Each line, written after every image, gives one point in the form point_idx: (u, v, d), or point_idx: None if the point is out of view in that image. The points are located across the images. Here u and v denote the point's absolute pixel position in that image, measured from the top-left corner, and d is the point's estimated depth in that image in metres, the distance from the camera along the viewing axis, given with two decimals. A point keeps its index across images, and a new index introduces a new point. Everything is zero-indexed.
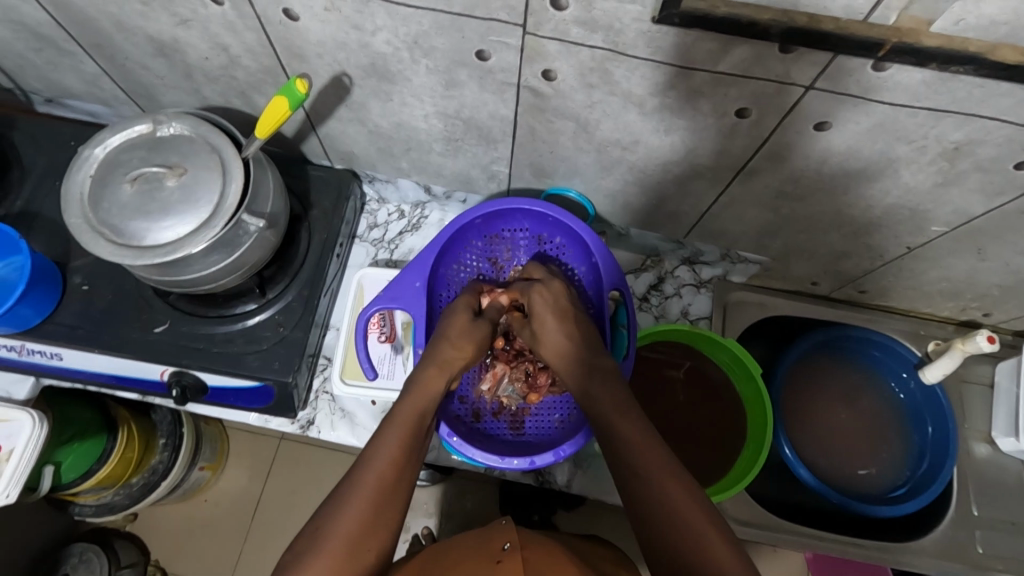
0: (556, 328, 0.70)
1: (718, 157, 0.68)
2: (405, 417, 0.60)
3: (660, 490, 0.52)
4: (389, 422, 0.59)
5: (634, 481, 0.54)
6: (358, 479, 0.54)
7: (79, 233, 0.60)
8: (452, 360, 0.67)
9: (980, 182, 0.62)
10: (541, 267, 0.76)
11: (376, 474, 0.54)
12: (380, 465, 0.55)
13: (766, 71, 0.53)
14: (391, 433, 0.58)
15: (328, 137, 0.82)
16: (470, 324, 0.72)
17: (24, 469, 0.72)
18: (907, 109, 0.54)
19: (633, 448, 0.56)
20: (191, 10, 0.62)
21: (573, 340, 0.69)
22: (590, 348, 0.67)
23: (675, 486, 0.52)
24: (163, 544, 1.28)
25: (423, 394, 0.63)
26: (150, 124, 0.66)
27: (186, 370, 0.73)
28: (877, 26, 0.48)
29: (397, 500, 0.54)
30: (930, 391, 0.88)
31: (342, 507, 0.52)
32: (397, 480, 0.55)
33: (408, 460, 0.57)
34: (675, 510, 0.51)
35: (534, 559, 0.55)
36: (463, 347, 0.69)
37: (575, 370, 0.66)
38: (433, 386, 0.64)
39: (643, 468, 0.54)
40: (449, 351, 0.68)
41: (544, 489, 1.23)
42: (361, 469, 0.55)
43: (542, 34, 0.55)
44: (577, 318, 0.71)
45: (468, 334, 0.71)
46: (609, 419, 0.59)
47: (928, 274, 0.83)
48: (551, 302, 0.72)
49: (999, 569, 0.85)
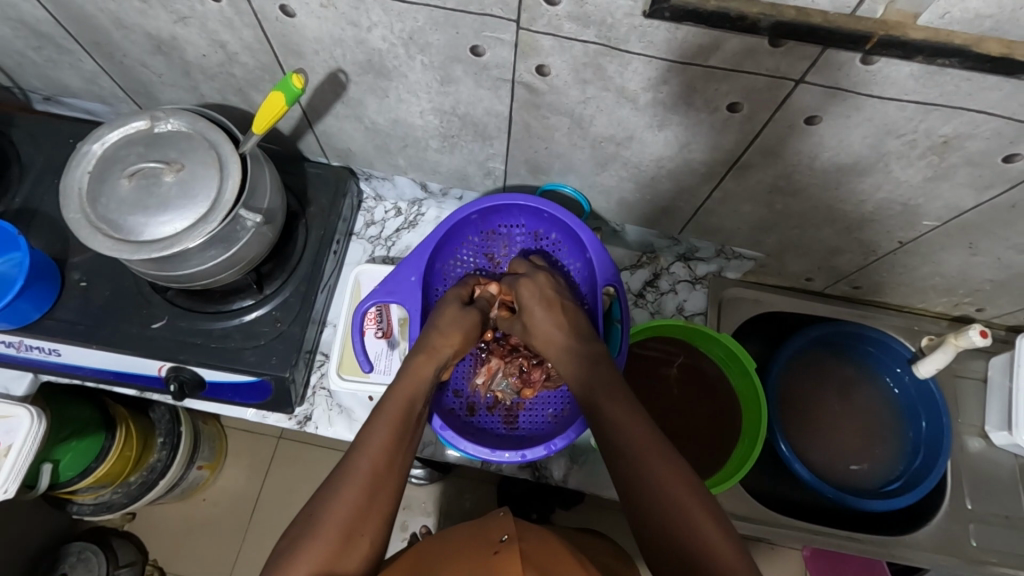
0: (545, 317, 0.70)
1: (711, 153, 0.69)
2: (399, 406, 0.60)
3: (654, 480, 0.53)
4: (383, 412, 0.59)
5: (630, 471, 0.54)
6: (352, 467, 0.54)
7: (77, 228, 0.61)
8: (440, 347, 0.68)
9: (970, 176, 0.63)
10: (524, 262, 0.77)
11: (370, 462, 0.55)
12: (375, 453, 0.55)
13: (757, 65, 0.54)
14: (384, 422, 0.58)
15: (325, 134, 0.83)
16: (458, 313, 0.72)
17: (23, 465, 0.72)
18: (897, 103, 0.55)
19: (626, 437, 0.56)
20: (188, 7, 0.63)
21: (563, 329, 0.69)
22: (580, 338, 0.68)
23: (670, 475, 0.53)
24: (161, 544, 1.28)
25: (416, 384, 0.63)
26: (148, 120, 0.67)
27: (184, 365, 0.73)
28: (865, 19, 0.48)
29: (391, 487, 0.55)
30: (923, 385, 0.89)
31: (337, 495, 0.52)
32: (389, 468, 0.55)
33: (401, 449, 0.57)
34: (671, 500, 0.51)
35: (531, 550, 0.55)
36: (451, 336, 0.69)
37: (567, 360, 0.67)
38: (424, 376, 0.65)
39: (637, 457, 0.54)
40: (438, 339, 0.68)
41: (542, 486, 1.23)
42: (356, 459, 0.55)
43: (535, 29, 0.56)
44: (563, 305, 0.71)
45: (458, 323, 0.71)
46: (604, 412, 0.59)
47: (921, 269, 0.84)
48: (539, 292, 0.72)
49: (993, 562, 0.85)
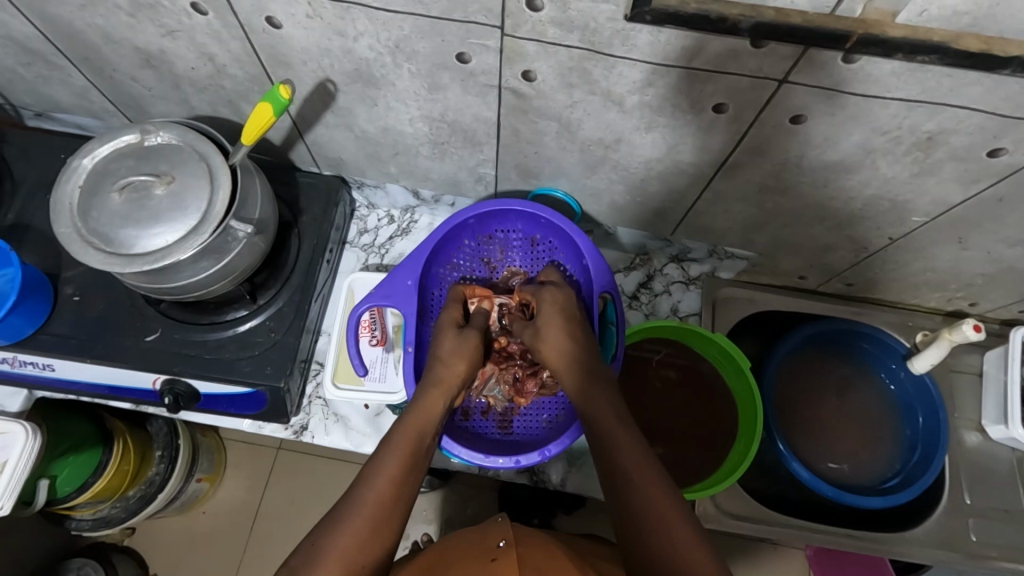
0: (561, 328, 0.69)
1: (700, 154, 0.69)
2: (406, 436, 0.61)
3: (645, 507, 0.54)
4: (391, 441, 0.60)
5: (622, 486, 0.56)
6: (357, 497, 0.55)
7: (69, 242, 0.61)
8: (447, 379, 0.67)
9: (957, 171, 0.63)
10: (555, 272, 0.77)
11: (376, 493, 0.56)
12: (380, 485, 0.56)
13: (740, 66, 0.55)
14: (392, 450, 0.59)
15: (316, 143, 0.83)
16: (458, 337, 0.72)
17: (18, 481, 0.72)
18: (880, 100, 0.55)
19: (622, 460, 0.57)
20: (176, 20, 0.63)
21: (568, 349, 0.67)
22: (588, 353, 0.67)
23: (660, 494, 0.54)
24: (161, 558, 1.27)
25: (424, 414, 0.64)
26: (139, 134, 0.67)
27: (178, 377, 0.73)
28: (844, 18, 0.49)
29: (395, 517, 0.55)
30: (920, 380, 0.89)
31: (340, 524, 0.53)
32: (394, 496, 0.56)
33: (409, 477, 0.58)
34: (658, 514, 0.53)
35: (528, 554, 0.58)
36: (454, 365, 0.69)
37: (566, 361, 0.67)
38: (434, 407, 0.65)
39: (633, 481, 0.55)
40: (442, 369, 0.68)
41: (544, 492, 1.21)
42: (363, 486, 0.57)
43: (519, 36, 0.57)
44: (581, 324, 0.70)
45: (460, 347, 0.70)
46: (602, 423, 0.61)
47: (913, 264, 0.84)
48: (562, 309, 0.71)
49: (995, 557, 0.85)
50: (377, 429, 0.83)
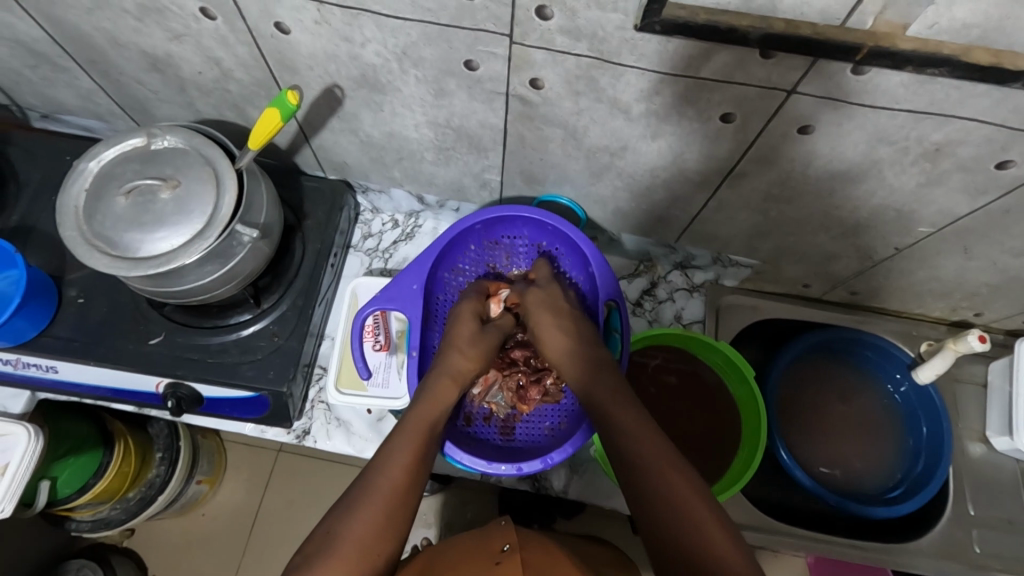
0: (555, 325, 0.72)
1: (706, 163, 0.69)
2: (418, 427, 0.62)
3: (657, 482, 0.54)
4: (403, 430, 0.61)
5: (633, 467, 0.56)
6: (372, 483, 0.56)
7: (73, 245, 0.61)
8: (463, 369, 0.70)
9: (964, 182, 0.63)
10: (544, 268, 0.79)
11: (390, 478, 0.56)
12: (396, 472, 0.57)
13: (748, 75, 0.55)
14: (406, 439, 0.60)
15: (321, 147, 0.83)
16: (477, 332, 0.75)
17: (20, 483, 0.72)
18: (887, 111, 0.55)
19: (630, 441, 0.58)
20: (183, 25, 0.63)
21: (566, 344, 0.70)
22: (588, 344, 0.70)
23: (672, 472, 0.54)
24: (160, 559, 1.27)
25: (437, 406, 0.65)
26: (145, 138, 0.67)
27: (181, 381, 0.73)
28: (853, 30, 0.49)
29: (408, 508, 0.55)
30: (923, 390, 0.88)
31: (355, 509, 0.53)
32: (408, 486, 0.56)
33: (421, 466, 0.59)
34: (672, 494, 0.53)
35: (533, 559, 0.57)
36: (470, 356, 0.72)
37: (570, 361, 0.69)
38: (448, 399, 0.67)
39: (646, 461, 0.55)
40: (460, 360, 0.71)
41: (544, 497, 1.20)
42: (377, 472, 0.57)
43: (528, 43, 0.56)
44: (572, 316, 0.73)
45: (475, 343, 0.73)
46: (607, 411, 0.61)
47: (918, 274, 0.84)
48: (551, 300, 0.75)
49: (997, 568, 0.85)
50: (379, 435, 0.83)
